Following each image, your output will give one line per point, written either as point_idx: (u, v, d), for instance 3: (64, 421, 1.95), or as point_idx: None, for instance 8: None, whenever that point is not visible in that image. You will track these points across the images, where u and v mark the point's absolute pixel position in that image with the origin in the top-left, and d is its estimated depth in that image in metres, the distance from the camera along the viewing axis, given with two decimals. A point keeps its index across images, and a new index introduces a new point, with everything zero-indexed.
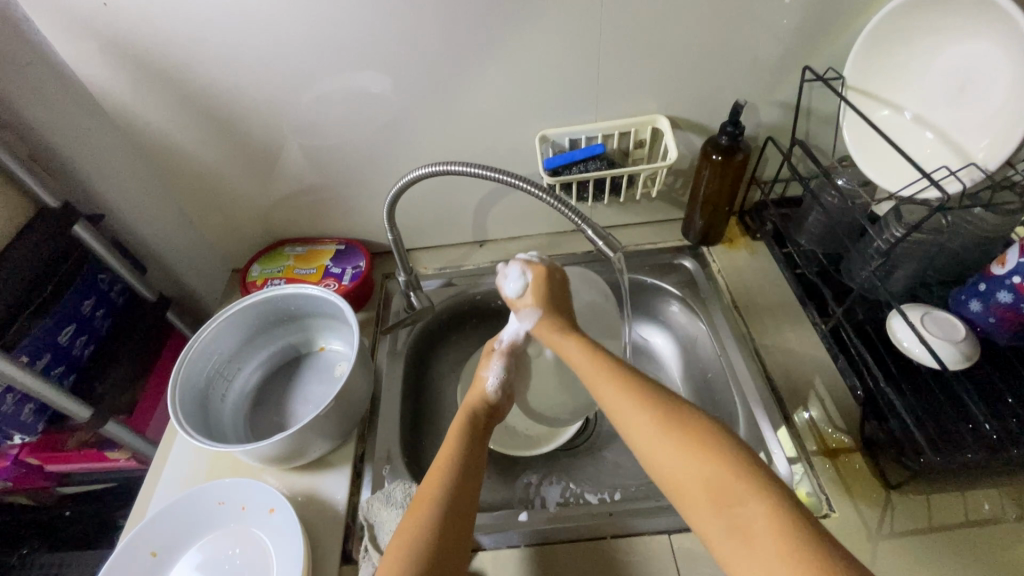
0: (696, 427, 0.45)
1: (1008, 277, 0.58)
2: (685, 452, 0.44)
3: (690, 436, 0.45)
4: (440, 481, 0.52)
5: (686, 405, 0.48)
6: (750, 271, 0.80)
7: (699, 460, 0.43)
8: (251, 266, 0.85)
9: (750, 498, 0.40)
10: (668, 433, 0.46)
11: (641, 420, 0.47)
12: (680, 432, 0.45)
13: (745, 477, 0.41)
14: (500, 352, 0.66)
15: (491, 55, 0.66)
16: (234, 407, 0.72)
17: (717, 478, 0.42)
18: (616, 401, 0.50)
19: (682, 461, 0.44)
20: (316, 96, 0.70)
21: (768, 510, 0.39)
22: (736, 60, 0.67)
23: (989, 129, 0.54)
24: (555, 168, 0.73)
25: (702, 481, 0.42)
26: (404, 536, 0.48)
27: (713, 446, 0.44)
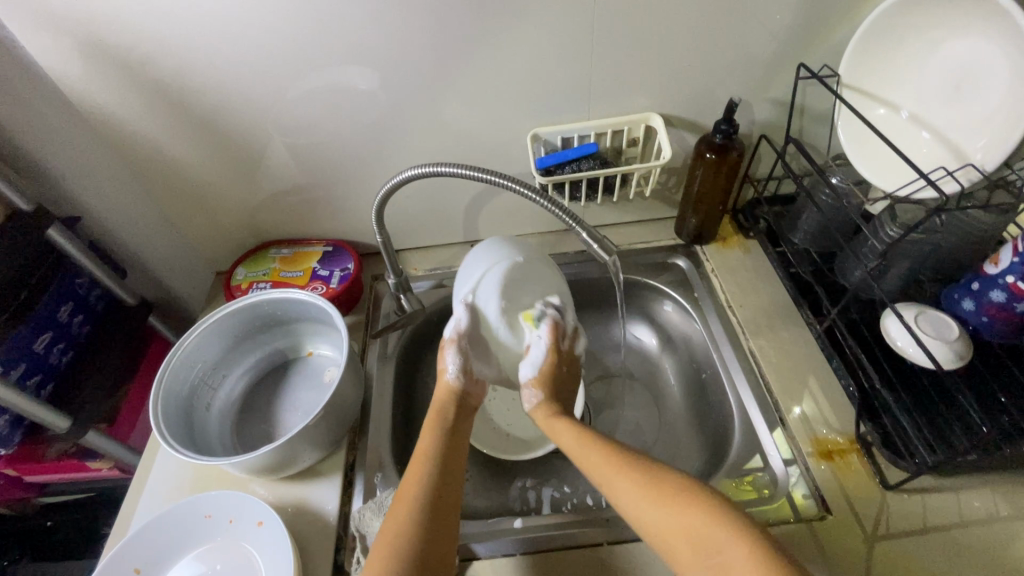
0: (687, 493, 0.46)
1: (1002, 276, 0.58)
2: (681, 512, 0.45)
3: (678, 497, 0.46)
4: (421, 481, 0.51)
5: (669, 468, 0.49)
6: (745, 270, 0.79)
7: (691, 517, 0.44)
8: (235, 269, 0.83)
9: (737, 551, 0.41)
10: (662, 497, 0.46)
11: (624, 482, 0.49)
12: (670, 499, 0.46)
13: (738, 534, 0.42)
14: (453, 341, 0.60)
15: (481, 52, 0.65)
16: (220, 416, 0.70)
17: (710, 533, 0.43)
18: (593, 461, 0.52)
19: (680, 521, 0.44)
20: (300, 94, 0.67)
21: (756, 565, 0.40)
22: (730, 58, 0.66)
23: (986, 128, 0.54)
24: (548, 167, 0.71)
25: (694, 536, 0.43)
26: (383, 548, 0.46)
27: (711, 508, 0.44)
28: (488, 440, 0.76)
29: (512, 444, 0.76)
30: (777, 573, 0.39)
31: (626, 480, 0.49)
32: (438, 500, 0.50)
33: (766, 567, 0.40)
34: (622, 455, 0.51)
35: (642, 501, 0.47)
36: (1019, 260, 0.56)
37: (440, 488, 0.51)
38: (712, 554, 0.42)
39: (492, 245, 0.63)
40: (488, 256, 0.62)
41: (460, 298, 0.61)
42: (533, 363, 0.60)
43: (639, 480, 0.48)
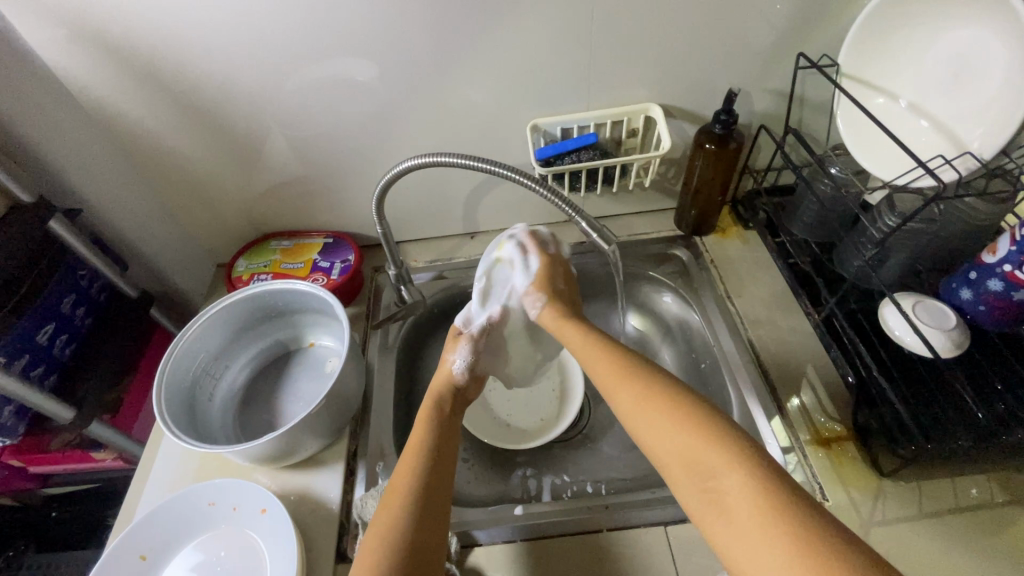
0: (687, 411, 0.45)
1: (999, 265, 0.58)
2: (674, 426, 0.45)
3: (674, 410, 0.46)
4: (412, 472, 0.51)
5: (674, 380, 0.49)
6: (744, 261, 0.79)
7: (684, 431, 0.44)
8: (236, 261, 0.83)
9: (721, 463, 0.41)
10: (658, 408, 0.47)
11: (626, 392, 0.50)
12: (673, 416, 0.46)
13: (730, 448, 0.42)
14: (469, 340, 0.64)
15: (480, 42, 0.65)
16: (223, 406, 0.70)
17: (694, 446, 0.43)
18: (601, 371, 0.53)
19: (670, 435, 0.45)
20: (300, 85, 0.67)
21: (739, 476, 0.40)
22: (730, 48, 0.66)
23: (985, 115, 0.54)
24: (547, 158, 0.71)
25: (681, 450, 0.44)
26: (374, 537, 0.47)
27: (707, 425, 0.44)
28: (485, 428, 0.76)
29: (511, 433, 0.77)
30: (766, 490, 0.39)
31: (628, 389, 0.50)
32: (430, 492, 0.50)
33: (754, 486, 0.39)
34: (630, 366, 0.52)
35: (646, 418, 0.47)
36: (1016, 249, 0.56)
37: (430, 480, 0.51)
38: (702, 471, 0.42)
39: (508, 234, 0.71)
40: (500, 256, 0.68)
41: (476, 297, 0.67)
42: (529, 267, 0.65)
43: (643, 398, 0.48)
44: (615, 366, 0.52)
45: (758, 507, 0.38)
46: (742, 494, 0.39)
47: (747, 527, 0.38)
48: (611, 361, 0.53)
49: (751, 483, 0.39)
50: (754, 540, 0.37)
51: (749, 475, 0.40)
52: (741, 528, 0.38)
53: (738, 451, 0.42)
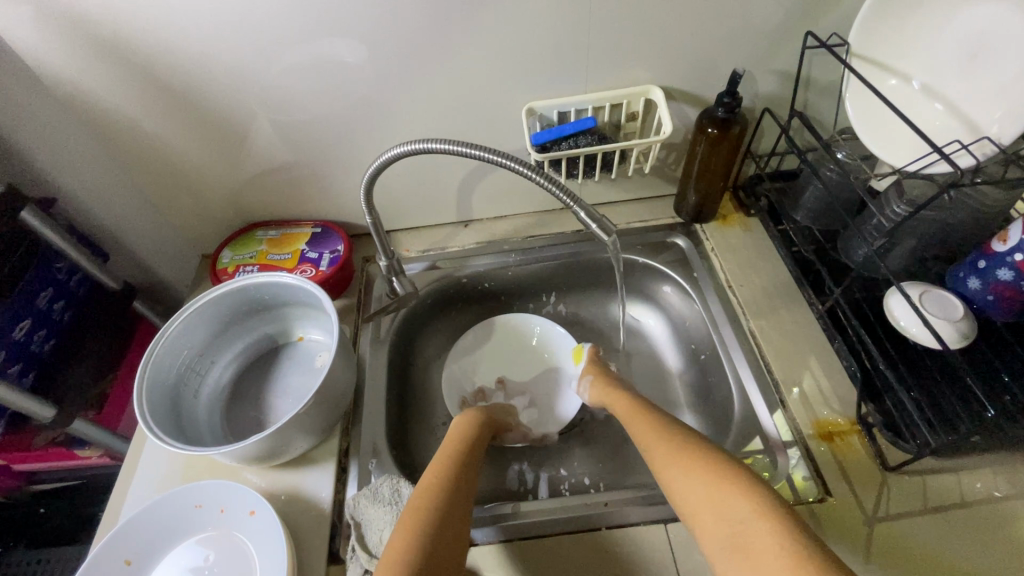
0: (716, 465, 0.48)
1: (1010, 254, 0.56)
2: (706, 476, 0.48)
3: (706, 463, 0.49)
4: (436, 491, 0.53)
5: (704, 440, 0.53)
6: (745, 249, 0.77)
7: (713, 481, 0.47)
8: (221, 252, 0.80)
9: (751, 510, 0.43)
10: (690, 462, 0.50)
11: (663, 449, 0.53)
12: (705, 469, 0.48)
13: (758, 497, 0.44)
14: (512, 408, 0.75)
15: (472, 21, 0.61)
16: (209, 403, 0.67)
17: (724, 493, 0.45)
18: (641, 431, 0.57)
19: (699, 487, 0.47)
20: (284, 68, 0.64)
21: (769, 524, 0.42)
22: (736, 26, 0.63)
23: (1009, 94, 0.50)
24: (544, 143, 0.68)
25: (711, 498, 0.46)
26: (393, 556, 0.47)
27: (735, 477, 0.47)
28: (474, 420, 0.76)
29: None
30: (793, 535, 0.40)
31: (664, 445, 0.53)
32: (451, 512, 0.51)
33: (782, 533, 0.41)
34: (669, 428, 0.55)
35: (677, 471, 0.50)
36: None
37: (450, 499, 0.52)
38: (729, 518, 0.44)
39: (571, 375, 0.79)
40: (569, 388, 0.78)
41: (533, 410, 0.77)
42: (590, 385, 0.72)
43: (676, 453, 0.51)
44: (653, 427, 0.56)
45: (784, 548, 0.40)
46: (769, 538, 0.41)
47: (773, 569, 0.39)
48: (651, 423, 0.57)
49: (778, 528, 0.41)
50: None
51: (775, 521, 0.42)
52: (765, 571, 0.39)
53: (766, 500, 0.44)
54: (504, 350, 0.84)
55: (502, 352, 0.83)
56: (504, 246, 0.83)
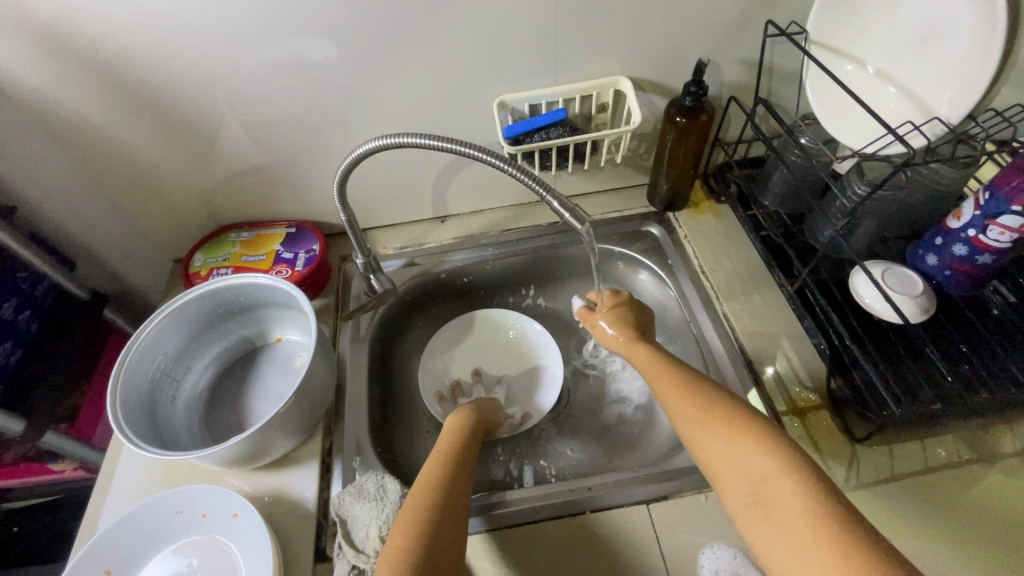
0: (740, 422, 0.48)
1: (964, 230, 0.59)
2: (723, 432, 0.47)
3: (723, 418, 0.49)
4: (437, 484, 0.53)
5: (724, 393, 0.52)
6: (717, 235, 0.79)
7: (732, 437, 0.47)
8: (194, 256, 0.78)
9: (770, 466, 0.43)
10: (708, 418, 0.49)
11: (683, 404, 0.53)
12: (729, 426, 0.48)
13: (780, 455, 0.43)
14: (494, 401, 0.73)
15: (439, 16, 0.61)
16: (187, 408, 0.66)
17: (744, 450, 0.45)
18: (660, 383, 0.57)
19: (717, 442, 0.47)
20: (251, 67, 0.63)
21: (790, 480, 0.41)
22: (700, 16, 0.65)
23: (955, 77, 0.51)
24: (516, 136, 0.68)
25: (730, 454, 0.46)
26: (396, 545, 0.46)
27: (757, 434, 0.46)
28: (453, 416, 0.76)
29: None
30: (816, 493, 0.40)
31: (683, 400, 0.53)
32: (451, 501, 0.51)
33: (803, 489, 0.40)
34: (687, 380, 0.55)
35: (699, 428, 0.49)
36: (979, 214, 0.57)
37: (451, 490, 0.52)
38: (749, 475, 0.44)
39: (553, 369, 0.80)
40: (548, 382, 0.79)
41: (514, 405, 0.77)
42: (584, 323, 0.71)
43: (694, 408, 0.51)
44: (672, 379, 0.56)
45: (803, 508, 0.39)
46: (790, 494, 0.41)
47: (794, 526, 0.39)
48: (669, 375, 0.56)
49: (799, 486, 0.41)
50: (796, 539, 0.38)
51: (797, 480, 0.41)
52: (785, 528, 0.39)
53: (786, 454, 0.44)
54: (482, 346, 0.84)
55: (482, 350, 0.84)
56: (481, 240, 0.84)
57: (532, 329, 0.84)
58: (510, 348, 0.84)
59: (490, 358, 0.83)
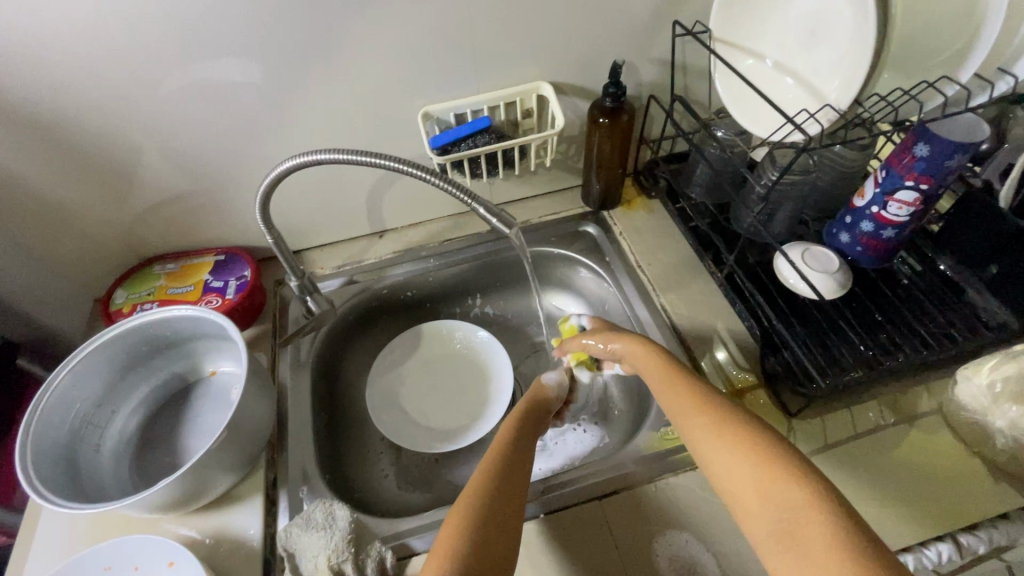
0: (768, 444, 0.45)
1: (868, 207, 0.63)
2: (746, 454, 0.45)
3: (744, 438, 0.46)
4: (499, 460, 0.53)
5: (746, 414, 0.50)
6: (650, 229, 0.81)
7: (756, 463, 0.44)
8: (114, 293, 0.74)
9: (797, 494, 0.41)
10: (730, 438, 0.47)
11: (699, 422, 0.51)
12: (753, 449, 0.45)
13: (810, 486, 0.41)
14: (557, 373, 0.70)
15: (352, 31, 0.61)
16: (114, 457, 0.62)
17: (769, 477, 0.43)
18: (673, 397, 0.54)
19: (739, 466, 0.45)
20: (159, 92, 0.61)
21: (818, 510, 0.40)
22: (610, 20, 0.67)
23: (841, 64, 0.54)
24: (443, 146, 0.68)
25: (754, 480, 0.44)
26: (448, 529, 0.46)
27: (784, 458, 0.44)
28: (405, 433, 0.74)
29: (428, 435, 0.75)
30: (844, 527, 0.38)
31: (702, 417, 0.50)
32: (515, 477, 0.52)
33: (834, 523, 0.38)
34: (704, 395, 0.53)
35: (719, 449, 0.47)
36: (878, 191, 0.61)
37: (515, 468, 0.53)
38: (779, 506, 0.41)
39: (501, 373, 0.79)
40: (497, 389, 0.78)
41: (464, 416, 0.77)
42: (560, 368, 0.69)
43: (713, 428, 0.49)
44: (687, 392, 0.53)
45: (834, 541, 0.37)
46: (820, 528, 0.38)
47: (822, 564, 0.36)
48: (683, 389, 0.54)
49: (832, 518, 0.39)
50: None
51: (825, 512, 0.39)
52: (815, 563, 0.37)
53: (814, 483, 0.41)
54: (430, 359, 0.83)
55: (430, 362, 0.82)
56: (421, 252, 0.83)
57: (479, 336, 0.83)
58: (459, 357, 0.83)
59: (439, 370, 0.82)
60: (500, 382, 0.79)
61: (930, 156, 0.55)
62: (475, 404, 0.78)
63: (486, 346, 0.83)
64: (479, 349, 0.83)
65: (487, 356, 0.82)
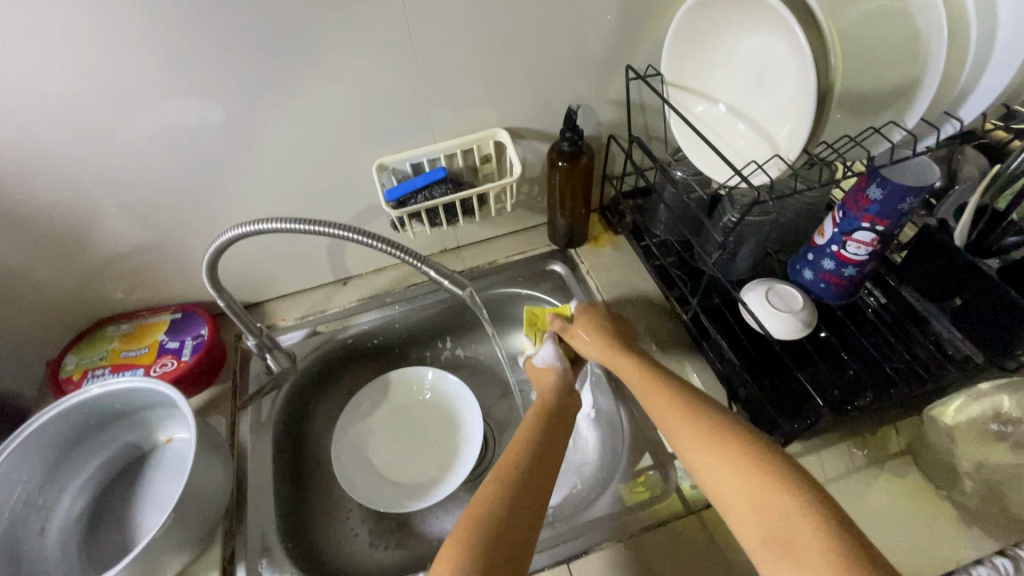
0: (758, 450, 0.46)
1: (828, 246, 0.63)
2: (736, 459, 0.46)
3: (732, 443, 0.48)
4: (507, 468, 0.52)
5: (732, 419, 0.51)
6: (617, 267, 0.81)
7: (746, 469, 0.45)
8: (64, 359, 0.71)
9: (786, 501, 0.42)
10: (718, 443, 0.48)
11: (683, 425, 0.52)
12: (741, 454, 0.47)
13: (799, 494, 0.42)
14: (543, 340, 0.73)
15: (299, 90, 0.60)
16: (61, 540, 0.59)
17: (759, 483, 0.44)
18: (659, 402, 0.55)
19: (728, 471, 0.46)
20: (100, 157, 0.59)
21: (807, 518, 0.41)
22: (562, 67, 0.67)
23: (787, 114, 0.54)
24: (400, 198, 0.67)
25: (744, 486, 0.45)
26: (456, 540, 0.45)
27: (774, 464, 0.45)
28: (372, 490, 0.72)
29: (396, 491, 0.72)
30: (834, 534, 0.39)
31: (689, 422, 0.51)
32: (525, 484, 0.51)
33: (823, 530, 0.40)
34: (691, 400, 0.54)
35: (706, 453, 0.48)
36: (837, 231, 0.61)
37: (522, 474, 0.52)
38: (770, 513, 0.42)
39: (471, 421, 0.78)
40: (466, 437, 0.77)
41: (433, 468, 0.75)
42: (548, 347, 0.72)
43: (700, 432, 0.50)
44: (675, 399, 0.54)
45: (826, 550, 0.39)
46: (810, 535, 0.40)
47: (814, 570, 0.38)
48: (673, 396, 0.55)
49: (822, 525, 0.40)
50: None
51: (814, 519, 0.40)
52: (806, 572, 0.38)
53: (803, 489, 0.43)
54: (399, 407, 0.81)
55: (399, 411, 0.80)
56: (387, 298, 0.82)
57: (448, 380, 0.81)
58: (428, 405, 0.81)
59: (408, 418, 0.80)
60: (470, 430, 0.77)
61: (884, 198, 0.55)
62: (444, 454, 0.76)
63: (455, 391, 0.81)
64: (448, 395, 0.81)
65: (456, 401, 0.80)
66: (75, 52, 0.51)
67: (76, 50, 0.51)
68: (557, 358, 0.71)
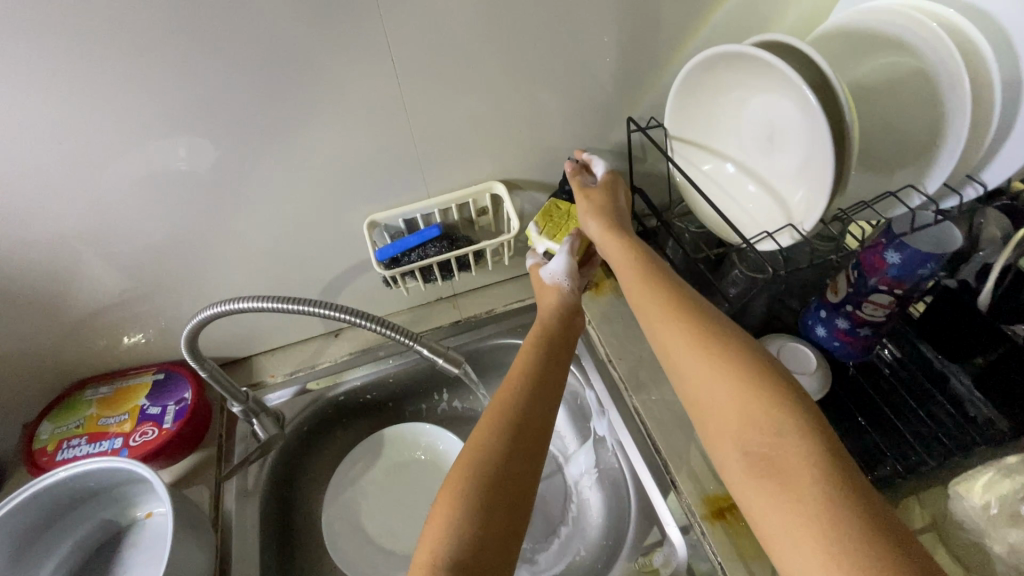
0: (750, 368, 0.44)
1: (843, 305, 0.60)
2: (728, 381, 0.44)
3: (721, 358, 0.45)
4: (496, 423, 0.52)
5: (726, 326, 0.48)
6: (620, 318, 0.74)
7: (739, 391, 0.43)
8: (39, 427, 0.67)
9: (776, 424, 0.41)
10: (707, 358, 0.46)
11: (673, 333, 0.49)
12: (734, 374, 0.44)
13: (791, 420, 0.40)
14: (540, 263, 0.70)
15: (286, 152, 0.57)
16: None
17: (749, 405, 0.42)
18: (648, 307, 0.52)
19: (719, 393, 0.44)
20: (73, 222, 0.56)
21: (798, 443, 0.39)
22: (561, 119, 0.65)
23: (801, 181, 0.52)
24: (392, 256, 0.65)
25: (734, 409, 0.43)
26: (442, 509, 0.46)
27: (765, 384, 0.43)
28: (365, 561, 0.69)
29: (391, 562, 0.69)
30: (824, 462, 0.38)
31: (678, 333, 0.48)
32: (514, 437, 0.50)
33: (813, 457, 0.39)
34: (679, 303, 0.51)
35: (696, 367, 0.46)
36: (852, 291, 0.58)
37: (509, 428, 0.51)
38: (760, 433, 0.41)
39: None
40: None
41: None
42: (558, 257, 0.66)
43: (689, 345, 0.48)
44: (662, 301, 0.51)
45: (813, 481, 0.38)
46: (797, 460, 0.39)
47: (798, 495, 0.37)
48: (662, 300, 0.51)
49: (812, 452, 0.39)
50: (799, 514, 0.37)
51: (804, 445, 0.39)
52: (790, 499, 0.38)
53: (794, 413, 0.41)
54: (394, 467, 0.77)
55: (393, 472, 0.77)
56: (379, 351, 0.78)
57: (448, 438, 0.78)
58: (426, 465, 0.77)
59: (404, 479, 0.76)
60: None
61: (903, 263, 0.52)
62: None
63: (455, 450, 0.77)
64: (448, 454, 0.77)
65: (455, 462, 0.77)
66: (48, 122, 0.48)
67: (49, 120, 0.48)
68: (567, 275, 0.66)
